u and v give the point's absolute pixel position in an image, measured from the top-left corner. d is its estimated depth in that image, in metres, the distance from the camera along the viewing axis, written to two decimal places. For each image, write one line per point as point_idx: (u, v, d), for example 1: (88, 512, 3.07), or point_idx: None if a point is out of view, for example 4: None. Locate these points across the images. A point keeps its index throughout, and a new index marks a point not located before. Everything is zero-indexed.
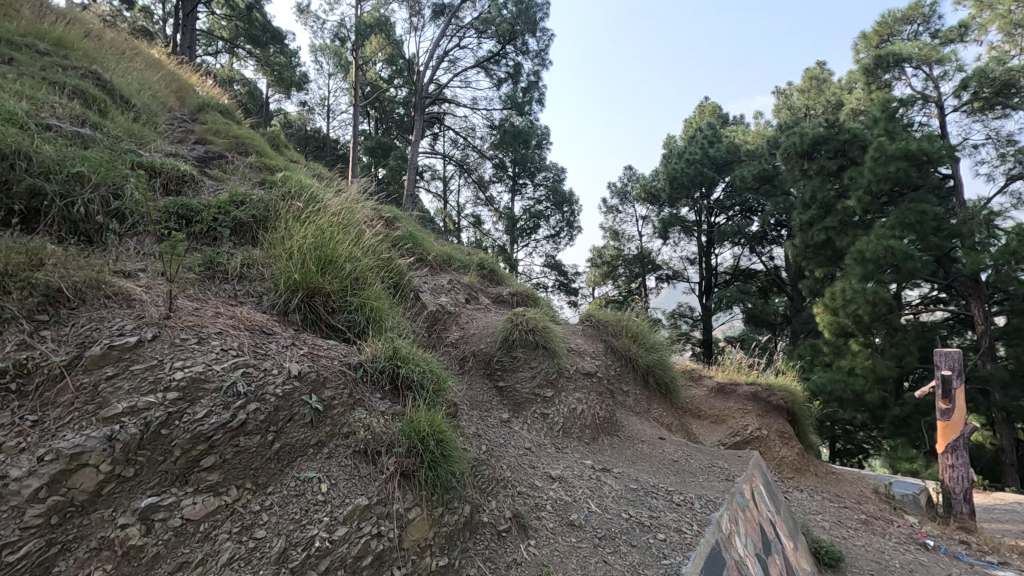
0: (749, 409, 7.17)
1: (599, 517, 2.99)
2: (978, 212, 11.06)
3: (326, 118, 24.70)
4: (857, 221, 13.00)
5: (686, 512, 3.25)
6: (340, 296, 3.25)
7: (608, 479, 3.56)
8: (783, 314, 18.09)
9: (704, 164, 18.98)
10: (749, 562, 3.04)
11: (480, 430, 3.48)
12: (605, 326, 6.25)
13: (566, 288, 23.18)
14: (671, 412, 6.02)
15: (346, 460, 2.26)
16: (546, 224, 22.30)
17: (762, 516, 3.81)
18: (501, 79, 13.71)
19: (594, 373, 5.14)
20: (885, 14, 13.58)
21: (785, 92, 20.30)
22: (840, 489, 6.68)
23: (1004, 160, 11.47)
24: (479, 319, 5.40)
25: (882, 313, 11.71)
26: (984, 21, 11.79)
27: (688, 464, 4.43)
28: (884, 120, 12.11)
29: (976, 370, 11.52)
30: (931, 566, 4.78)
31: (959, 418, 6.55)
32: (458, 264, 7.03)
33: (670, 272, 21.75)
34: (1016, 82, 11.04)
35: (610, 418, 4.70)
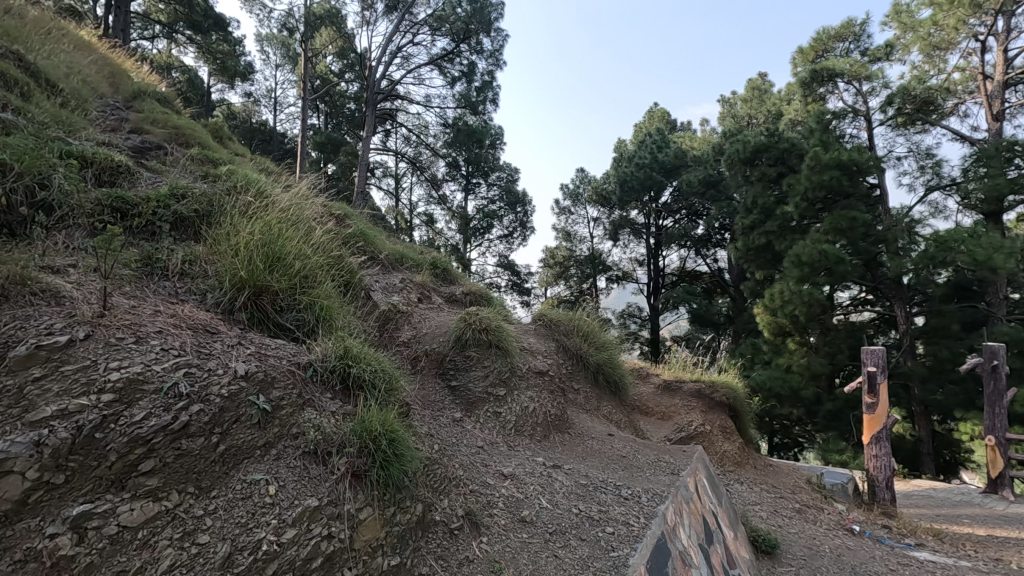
0: (693, 406, 7.46)
1: (550, 512, 3.05)
2: (902, 219, 11.87)
3: (273, 110, 23.82)
4: (794, 226, 13.69)
5: (634, 506, 3.35)
6: (288, 294, 3.17)
7: (558, 475, 3.62)
8: (726, 314, 18.88)
9: (653, 169, 19.53)
10: (694, 553, 3.15)
11: (432, 430, 3.48)
12: (557, 325, 6.32)
13: (518, 288, 23.33)
14: (619, 409, 6.17)
15: (295, 461, 2.21)
16: (499, 224, 22.39)
17: (704, 508, 3.96)
18: (455, 78, 13.68)
19: (546, 371, 5.21)
20: (820, 30, 14.41)
21: (729, 101, 21.24)
22: (777, 481, 7.03)
23: (924, 172, 12.38)
24: (431, 319, 5.37)
25: (816, 313, 12.41)
26: (907, 42, 12.70)
27: (636, 459, 4.55)
28: (819, 131, 12.84)
29: (899, 366, 12.37)
30: (857, 549, 5.12)
31: (883, 411, 7.01)
32: (410, 263, 6.95)
33: (620, 273, 22.27)
34: (934, 100, 11.96)
35: (561, 416, 4.77)
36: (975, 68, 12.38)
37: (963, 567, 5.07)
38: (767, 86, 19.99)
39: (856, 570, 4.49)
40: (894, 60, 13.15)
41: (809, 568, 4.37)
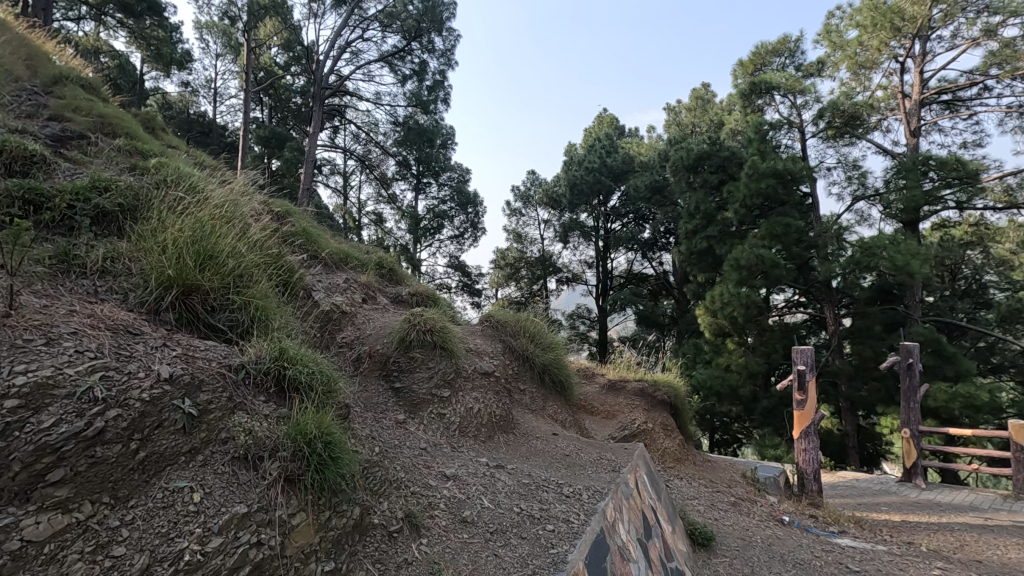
0: (636, 404, 7.68)
1: (491, 511, 3.06)
2: (831, 226, 12.61)
3: (212, 101, 22.77)
4: (733, 231, 14.31)
5: (574, 503, 3.42)
6: (221, 293, 3.05)
7: (501, 475, 3.65)
8: (671, 315, 19.52)
9: (602, 173, 19.94)
10: (631, 547, 3.23)
11: (373, 432, 3.43)
12: (504, 326, 6.32)
13: (469, 288, 23.28)
14: (564, 409, 6.27)
15: (223, 467, 2.13)
16: (449, 224, 22.27)
17: (643, 503, 4.07)
18: (406, 76, 13.52)
19: (491, 372, 5.23)
20: (758, 45, 15.14)
21: (675, 109, 21.99)
22: (715, 476, 7.33)
23: (851, 182, 13.20)
24: (375, 320, 5.28)
25: (753, 315, 13.01)
26: (836, 60, 13.54)
27: (579, 458, 4.64)
28: (757, 141, 13.50)
29: (827, 365, 13.15)
30: (787, 538, 5.40)
31: (811, 407, 7.41)
32: (355, 262, 6.80)
33: (570, 275, 22.61)
34: (860, 116, 12.79)
35: (506, 416, 4.81)
36: (896, 87, 13.34)
37: (880, 551, 5.44)
38: (710, 96, 20.80)
39: (786, 559, 4.73)
40: (824, 76, 13.99)
41: (742, 558, 4.56)
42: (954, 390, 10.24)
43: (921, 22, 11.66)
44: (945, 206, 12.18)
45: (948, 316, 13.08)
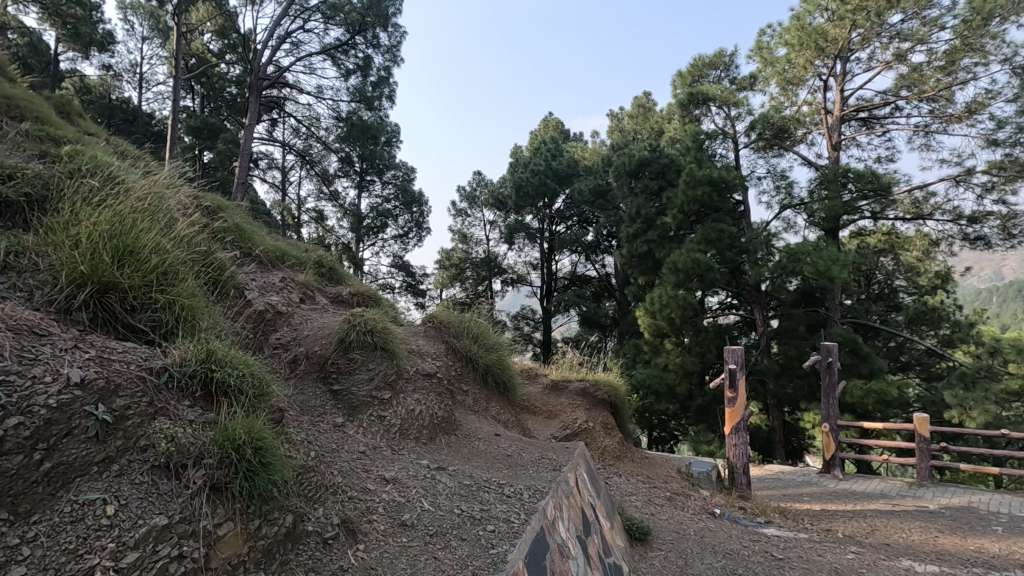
0: (578, 404, 7.82)
1: (431, 514, 3.02)
2: (761, 233, 13.31)
3: (137, 86, 21.33)
4: (671, 235, 14.84)
5: (515, 503, 3.44)
6: (142, 292, 2.87)
7: (442, 477, 3.61)
8: (613, 316, 20.01)
9: (547, 176, 20.18)
10: (571, 545, 3.28)
11: (309, 436, 3.32)
12: (447, 326, 6.27)
13: (413, 289, 22.97)
14: (507, 409, 6.30)
15: (141, 477, 2.01)
16: (393, 223, 21.91)
17: (583, 501, 4.15)
18: (350, 70, 13.19)
19: (434, 373, 5.18)
20: (696, 58, 15.79)
21: (618, 116, 22.57)
22: (652, 472, 7.57)
23: (779, 191, 13.99)
24: (314, 320, 5.12)
25: (689, 316, 13.54)
26: (766, 75, 14.34)
27: (521, 458, 4.67)
28: (694, 149, 14.06)
29: (757, 364, 13.88)
30: (717, 530, 5.65)
31: (741, 405, 7.78)
32: (292, 260, 6.56)
33: (515, 276, 22.75)
34: (787, 129, 13.58)
35: (448, 418, 4.77)
36: (820, 103, 14.26)
37: (801, 538, 5.79)
38: (651, 104, 21.52)
39: (716, 549, 4.95)
40: (756, 90, 14.78)
41: (676, 551, 4.73)
42: (868, 387, 11.03)
43: (842, 44, 12.53)
44: (861, 215, 13.13)
45: (864, 318, 14.11)
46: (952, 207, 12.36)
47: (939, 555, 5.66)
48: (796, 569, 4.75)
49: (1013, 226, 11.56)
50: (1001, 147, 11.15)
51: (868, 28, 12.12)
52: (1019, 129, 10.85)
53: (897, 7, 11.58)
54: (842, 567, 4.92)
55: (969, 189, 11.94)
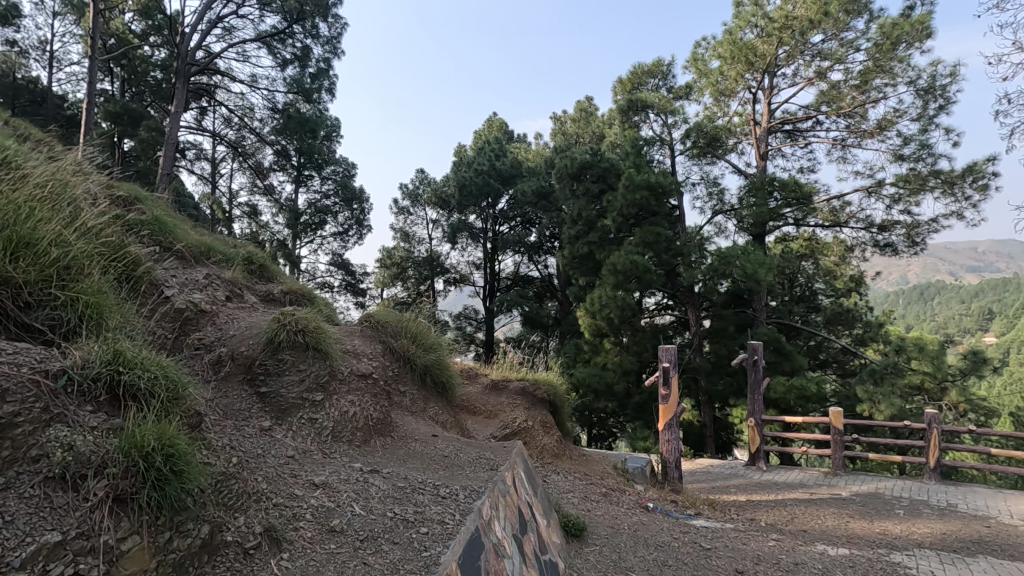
0: (518, 403, 7.86)
1: (362, 519, 2.93)
2: (695, 237, 13.88)
3: (47, 66, 19.59)
4: (611, 237, 15.21)
5: (451, 504, 3.40)
6: (39, 288, 2.64)
7: (376, 480, 3.52)
8: (554, 316, 20.30)
9: (491, 176, 20.19)
10: (506, 544, 3.27)
11: (232, 442, 3.16)
12: (384, 326, 6.13)
13: (352, 288, 22.38)
14: (446, 410, 6.24)
15: (31, 491, 1.84)
16: (332, 220, 21.28)
17: (520, 498, 4.15)
18: (287, 60, 12.67)
19: (370, 374, 5.05)
20: (635, 65, 16.26)
21: (560, 118, 22.89)
22: (589, 469, 7.72)
23: (711, 197, 14.64)
24: (241, 319, 4.88)
25: (627, 316, 13.93)
26: (701, 86, 14.96)
27: (458, 458, 4.64)
28: (634, 155, 14.48)
29: (690, 362, 14.46)
30: (650, 523, 5.83)
31: (674, 401, 8.06)
32: (219, 256, 6.22)
33: (457, 276, 22.65)
34: (719, 138, 14.24)
35: (384, 419, 4.67)
36: (750, 114, 15.03)
37: (728, 528, 6.06)
38: (593, 109, 21.97)
39: (648, 542, 5.10)
40: (691, 99, 15.40)
41: (610, 545, 4.84)
42: (790, 383, 11.72)
43: (770, 60, 13.25)
44: (785, 222, 13.95)
45: (787, 318, 15.00)
46: (864, 216, 13.34)
47: (850, 538, 6.09)
48: (723, 557, 4.97)
49: (917, 234, 12.62)
50: (907, 162, 12.16)
51: (793, 46, 12.92)
52: (922, 146, 11.86)
53: (818, 27, 12.37)
54: (764, 554, 5.19)
55: (879, 199, 12.95)
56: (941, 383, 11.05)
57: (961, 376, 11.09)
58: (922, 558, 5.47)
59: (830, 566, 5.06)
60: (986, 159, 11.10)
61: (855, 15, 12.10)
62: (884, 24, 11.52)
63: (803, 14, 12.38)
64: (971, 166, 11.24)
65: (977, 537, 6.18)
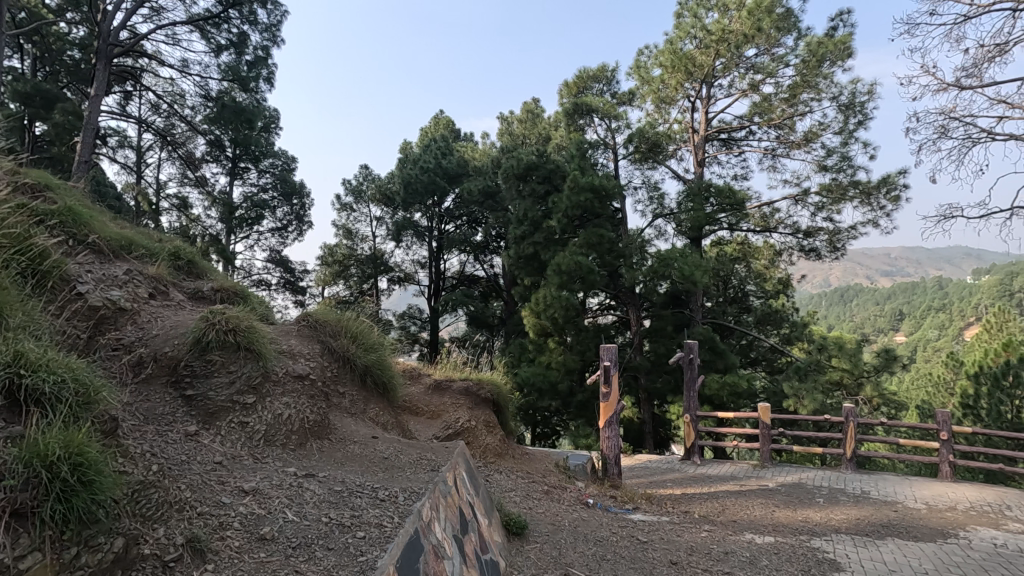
0: (461, 403, 7.83)
1: (295, 525, 2.82)
2: (636, 239, 14.26)
3: None
4: (556, 238, 15.42)
5: (389, 506, 3.32)
6: None
7: (310, 484, 3.41)
8: (499, 316, 20.36)
9: (436, 174, 20.01)
10: (447, 545, 3.24)
11: (153, 448, 3.00)
12: (323, 326, 5.94)
13: (291, 286, 21.59)
14: (387, 410, 6.12)
15: None
16: (270, 215, 20.46)
17: (462, 498, 4.09)
18: (221, 46, 12.06)
19: (306, 375, 4.89)
20: (581, 69, 16.54)
21: (507, 119, 22.95)
22: (531, 467, 7.78)
23: (652, 201, 15.10)
24: (166, 318, 4.60)
25: (571, 316, 14.16)
26: (643, 93, 15.41)
27: (398, 459, 4.55)
28: (578, 157, 14.74)
29: (630, 361, 14.87)
30: (590, 519, 5.94)
31: (615, 399, 8.25)
32: (142, 251, 5.83)
33: (401, 275, 22.31)
34: (660, 144, 14.72)
35: (321, 421, 4.53)
36: (688, 122, 15.61)
37: (663, 522, 6.27)
38: (539, 111, 22.16)
39: (587, 538, 5.19)
40: (634, 105, 15.82)
41: (550, 541, 4.90)
42: (723, 380, 12.26)
43: (707, 70, 13.81)
44: (720, 226, 14.59)
45: (721, 318, 15.69)
46: (792, 222, 14.14)
47: (775, 527, 6.43)
48: (658, 549, 5.13)
49: (838, 240, 13.50)
50: (829, 172, 12.99)
51: (729, 58, 13.55)
52: (843, 158, 12.70)
53: (752, 41, 13.01)
54: (697, 545, 5.40)
55: (805, 207, 13.76)
56: (858, 379, 11.87)
57: (875, 372, 11.96)
58: (839, 542, 5.86)
59: (757, 554, 5.33)
60: (898, 172, 12.03)
61: (785, 32, 12.83)
62: (810, 42, 12.27)
63: (738, 28, 12.98)
64: (886, 179, 12.15)
65: (887, 521, 6.68)
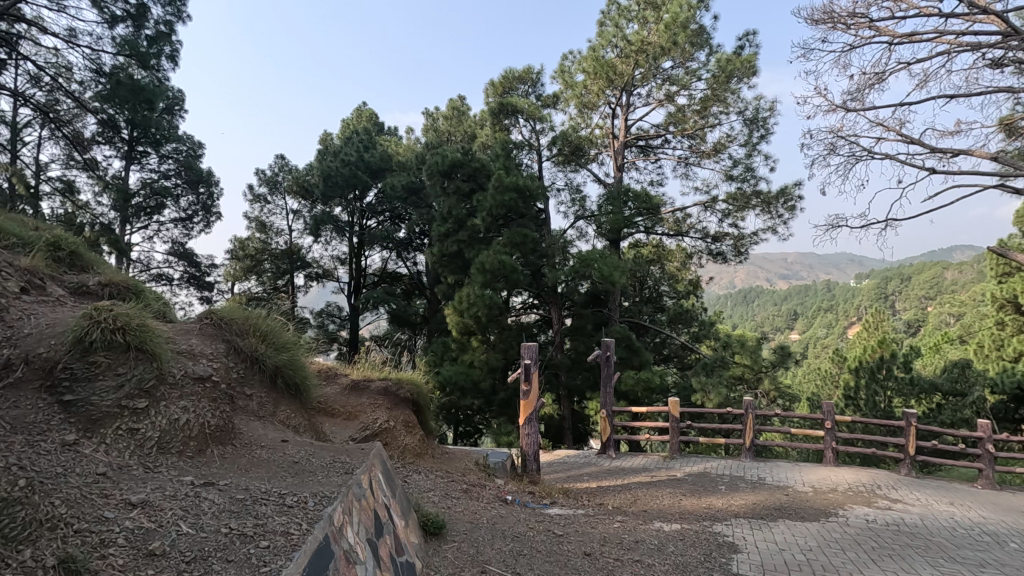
0: (379, 403, 7.65)
1: (190, 538, 2.63)
2: (559, 240, 14.56)
3: None
4: (480, 237, 15.44)
5: (297, 513, 3.16)
6: None
7: (208, 494, 3.19)
8: (422, 314, 20.08)
9: (358, 168, 19.41)
10: (360, 549, 3.14)
11: (19, 461, 2.72)
12: (229, 324, 5.59)
13: (197, 281, 20.11)
14: (299, 412, 5.84)
15: None
16: (173, 204, 18.96)
17: (378, 500, 3.97)
18: (117, 17, 10.99)
19: (208, 376, 4.58)
20: (507, 69, 16.64)
21: (432, 115, 22.65)
22: (451, 466, 7.75)
23: (574, 203, 15.49)
24: (41, 317, 4.17)
25: (494, 315, 14.22)
26: (566, 97, 15.76)
27: (309, 463, 4.36)
28: (503, 157, 14.83)
29: (552, 358, 15.20)
30: (508, 515, 6.00)
31: (534, 397, 8.39)
32: (12, 240, 5.19)
33: (320, 271, 21.45)
34: (581, 148, 15.14)
35: (225, 426, 4.25)
36: (609, 128, 16.14)
37: (578, 515, 6.46)
38: (465, 108, 22.06)
39: (505, 534, 5.25)
40: (558, 108, 16.15)
41: (468, 540, 4.89)
42: (637, 376, 12.82)
43: (627, 79, 14.36)
44: (637, 229, 15.21)
45: (637, 317, 16.39)
46: (701, 227, 15.01)
47: (681, 514, 6.81)
48: (574, 541, 5.28)
49: (742, 245, 14.51)
50: (735, 181, 13.92)
51: (647, 69, 14.18)
52: (747, 169, 13.66)
53: (668, 54, 13.68)
54: (609, 536, 5.61)
55: (714, 213, 14.65)
56: (758, 373, 12.81)
57: (772, 368, 12.96)
58: (738, 526, 6.31)
59: (664, 541, 5.61)
60: (794, 184, 13.12)
61: (698, 47, 13.61)
62: (720, 58, 13.07)
63: (656, 41, 13.59)
64: (783, 190, 13.21)
65: (779, 504, 7.27)
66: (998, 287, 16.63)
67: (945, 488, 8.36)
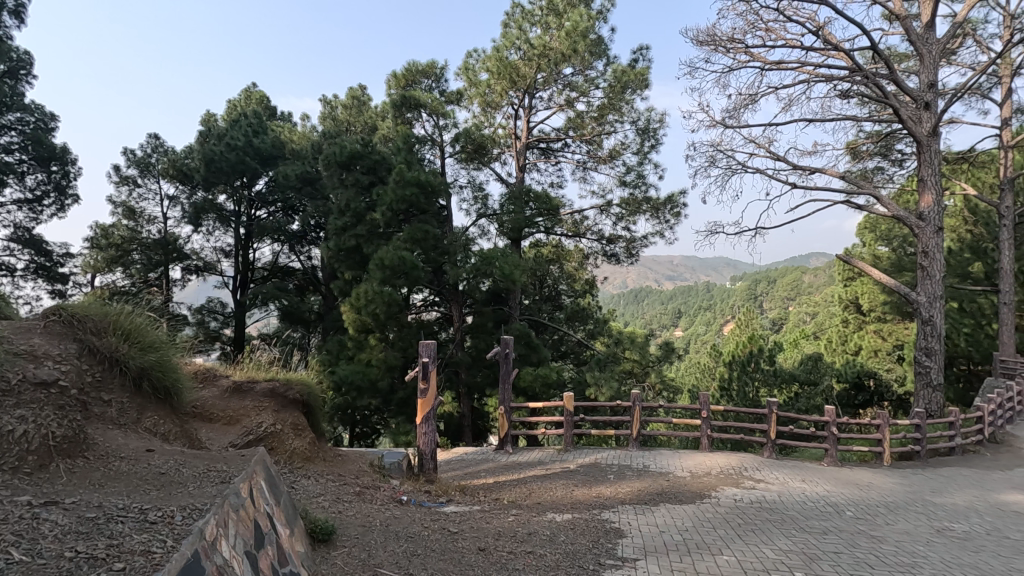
0: (264, 406, 7.17)
1: (23, 567, 2.31)
2: (461, 237, 14.51)
3: None
4: (379, 232, 14.95)
5: (161, 529, 2.87)
6: None
7: (50, 515, 2.81)
8: (317, 311, 19.13)
9: (246, 153, 18.02)
10: (236, 564, 2.91)
11: None
12: (83, 322, 4.96)
13: (47, 273, 17.55)
14: (169, 418, 5.31)
15: None
16: (16, 183, 16.43)
17: (258, 509, 3.68)
18: None
19: (53, 382, 4.05)
20: (410, 62, 16.26)
21: (329, 102, 21.62)
22: (343, 469, 7.46)
23: (477, 201, 15.50)
24: None
25: (393, 312, 13.88)
26: (469, 94, 15.74)
27: (179, 474, 3.98)
28: (405, 151, 14.49)
29: (452, 356, 15.14)
30: (403, 516, 5.87)
31: (431, 395, 8.32)
32: None
33: (200, 264, 19.69)
34: (484, 147, 15.19)
35: (74, 436, 3.78)
36: (512, 128, 16.35)
37: (474, 511, 6.48)
38: (365, 98, 21.27)
39: (399, 535, 5.15)
40: (461, 105, 16.06)
41: (359, 544, 4.73)
42: (535, 372, 13.13)
43: (529, 82, 14.62)
44: (538, 229, 15.55)
45: (536, 316, 16.79)
46: (597, 229, 15.70)
47: (573, 504, 7.08)
48: (468, 538, 5.31)
49: (633, 247, 15.39)
50: (628, 187, 14.70)
51: (548, 73, 14.54)
52: (638, 175, 14.49)
53: (569, 61, 14.14)
54: (504, 530, 5.69)
55: (609, 216, 15.39)
56: (645, 368, 13.67)
57: (658, 363, 13.88)
58: (624, 512, 6.67)
59: (556, 531, 5.80)
60: (680, 192, 14.14)
61: (596, 57, 14.23)
62: (616, 69, 13.74)
63: (557, 47, 13.98)
64: (670, 198, 14.19)
65: (661, 490, 7.81)
66: (843, 290, 19.10)
67: (799, 467, 9.45)
